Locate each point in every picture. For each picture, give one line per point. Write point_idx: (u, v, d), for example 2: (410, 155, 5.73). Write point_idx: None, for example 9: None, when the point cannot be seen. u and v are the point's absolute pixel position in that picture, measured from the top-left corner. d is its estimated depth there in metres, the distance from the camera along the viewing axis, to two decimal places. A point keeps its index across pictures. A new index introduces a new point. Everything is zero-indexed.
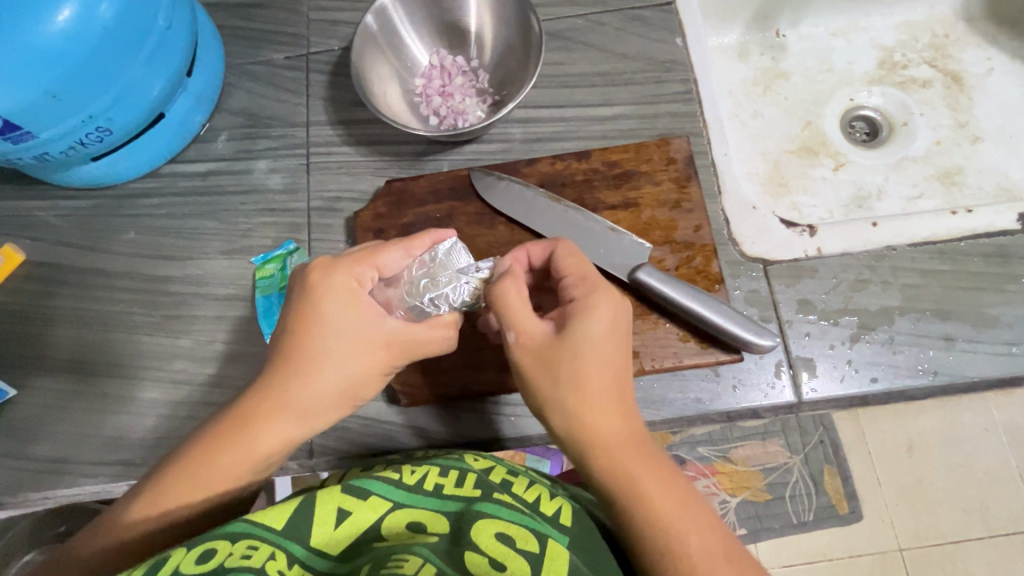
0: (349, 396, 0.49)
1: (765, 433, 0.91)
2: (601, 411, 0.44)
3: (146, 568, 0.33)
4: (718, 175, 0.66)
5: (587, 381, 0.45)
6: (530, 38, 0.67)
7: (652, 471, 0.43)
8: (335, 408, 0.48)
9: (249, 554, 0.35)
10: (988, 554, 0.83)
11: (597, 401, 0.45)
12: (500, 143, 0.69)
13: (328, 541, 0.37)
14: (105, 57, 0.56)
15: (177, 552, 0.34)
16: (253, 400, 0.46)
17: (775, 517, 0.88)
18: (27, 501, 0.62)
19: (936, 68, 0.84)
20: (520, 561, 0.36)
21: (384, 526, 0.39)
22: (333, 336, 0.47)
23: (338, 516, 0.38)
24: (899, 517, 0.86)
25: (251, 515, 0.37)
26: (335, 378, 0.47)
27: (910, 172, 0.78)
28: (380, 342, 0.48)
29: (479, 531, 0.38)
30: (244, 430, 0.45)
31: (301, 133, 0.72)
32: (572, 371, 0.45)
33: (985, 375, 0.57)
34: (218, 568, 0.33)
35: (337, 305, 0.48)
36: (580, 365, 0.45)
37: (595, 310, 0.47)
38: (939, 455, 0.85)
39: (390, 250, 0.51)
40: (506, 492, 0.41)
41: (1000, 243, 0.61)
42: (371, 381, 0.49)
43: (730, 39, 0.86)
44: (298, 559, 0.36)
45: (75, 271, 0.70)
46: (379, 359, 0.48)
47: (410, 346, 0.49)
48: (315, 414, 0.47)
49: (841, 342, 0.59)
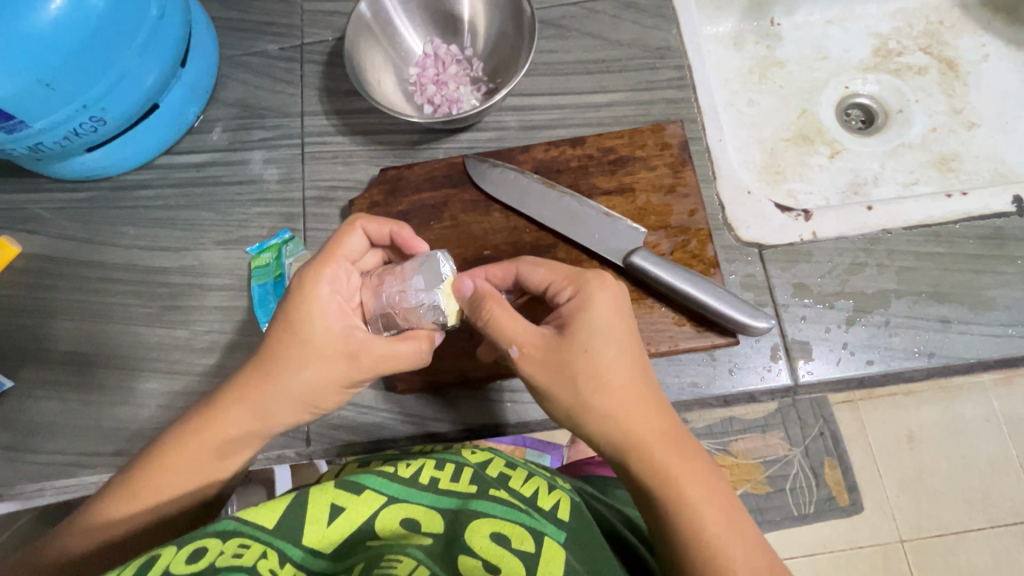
0: (313, 401, 0.47)
1: (765, 424, 0.80)
2: (621, 415, 0.43)
3: (134, 568, 0.31)
4: (713, 161, 0.66)
5: (600, 388, 0.43)
6: (524, 26, 0.67)
7: (688, 465, 0.43)
8: (291, 413, 0.47)
9: (240, 553, 0.33)
10: (989, 544, 0.75)
11: (616, 402, 0.43)
12: (495, 131, 0.69)
13: (321, 540, 0.36)
14: (99, 46, 0.56)
15: (166, 550, 0.33)
16: (221, 396, 0.47)
17: (777, 509, 0.78)
18: (26, 492, 0.62)
19: (931, 55, 0.84)
20: (515, 563, 0.36)
21: (378, 522, 0.38)
22: (296, 342, 0.46)
23: (332, 513, 0.37)
24: (899, 509, 0.78)
25: (239, 515, 0.36)
26: (294, 384, 0.46)
27: (906, 159, 0.78)
28: (342, 354, 0.47)
29: (473, 531, 0.37)
30: (210, 424, 0.46)
31: (295, 123, 0.73)
32: (592, 370, 0.44)
33: (983, 357, 0.57)
34: (209, 568, 0.32)
35: (304, 312, 0.46)
36: (590, 370, 0.44)
37: (595, 303, 0.45)
38: (939, 448, 0.78)
39: (352, 238, 0.50)
40: (502, 490, 0.41)
41: (996, 225, 0.61)
42: (334, 390, 0.47)
43: (726, 27, 0.86)
44: (291, 559, 0.35)
45: (72, 262, 0.70)
46: (338, 371, 0.47)
47: (375, 361, 0.47)
48: (277, 414, 0.47)
49: (837, 325, 0.59)
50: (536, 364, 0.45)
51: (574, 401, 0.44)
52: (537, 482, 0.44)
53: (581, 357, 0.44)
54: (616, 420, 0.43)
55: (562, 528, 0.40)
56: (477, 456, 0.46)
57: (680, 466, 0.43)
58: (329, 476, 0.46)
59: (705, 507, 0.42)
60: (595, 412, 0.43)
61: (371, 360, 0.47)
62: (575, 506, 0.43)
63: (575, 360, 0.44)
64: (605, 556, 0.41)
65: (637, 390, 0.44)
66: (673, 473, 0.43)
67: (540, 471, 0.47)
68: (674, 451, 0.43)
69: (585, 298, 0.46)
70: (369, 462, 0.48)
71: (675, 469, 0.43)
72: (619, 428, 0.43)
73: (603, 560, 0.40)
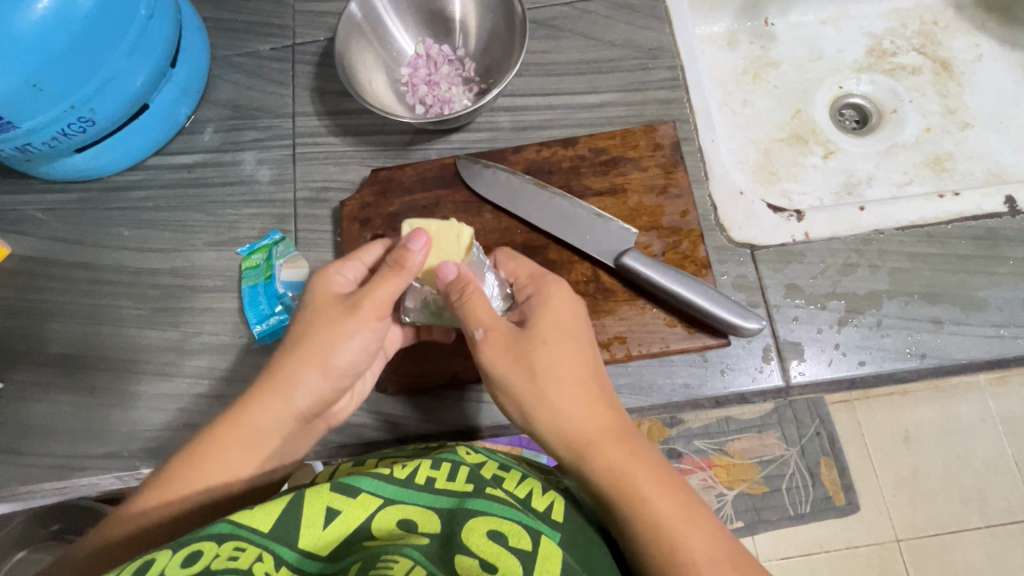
0: (331, 364, 0.49)
1: (762, 425, 0.78)
2: (568, 410, 0.45)
3: (132, 569, 0.31)
4: (705, 162, 0.66)
5: (557, 376, 0.46)
6: (515, 25, 0.67)
7: (638, 463, 0.43)
8: (302, 371, 0.48)
9: (236, 556, 0.33)
10: (987, 544, 0.75)
11: (563, 412, 0.45)
12: (487, 131, 0.69)
13: (317, 542, 0.36)
14: (86, 48, 0.56)
15: (162, 554, 0.32)
16: (257, 379, 0.48)
17: (772, 509, 0.77)
18: (16, 494, 0.62)
19: (926, 55, 0.84)
20: (512, 561, 0.36)
21: (374, 526, 0.37)
22: (301, 311, 0.52)
23: (327, 516, 0.36)
24: (897, 508, 0.77)
25: (235, 516, 0.35)
26: (310, 341, 0.49)
27: (900, 159, 0.78)
28: (341, 305, 0.50)
29: (470, 530, 0.37)
30: (253, 400, 0.47)
31: (287, 123, 0.72)
32: (542, 370, 0.46)
33: (975, 358, 0.57)
34: (204, 570, 0.31)
35: (312, 285, 0.53)
36: (537, 396, 0.45)
37: (553, 306, 0.50)
38: (939, 447, 0.77)
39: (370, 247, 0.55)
40: (498, 489, 0.41)
41: (988, 226, 0.61)
42: (350, 346, 0.49)
43: (720, 28, 0.86)
44: (287, 562, 0.35)
45: (63, 264, 0.70)
46: (345, 323, 0.49)
47: (370, 300, 0.49)
48: (300, 380, 0.48)
49: (829, 326, 0.59)
50: (493, 350, 0.47)
51: (529, 396, 0.46)
52: (531, 483, 0.43)
53: (536, 351, 0.47)
54: (566, 414, 0.45)
55: (557, 528, 0.40)
56: (472, 455, 0.44)
57: (632, 462, 0.43)
58: (323, 477, 0.46)
59: (655, 499, 0.41)
60: (545, 405, 0.45)
61: (366, 299, 0.49)
62: (570, 508, 0.43)
63: (530, 352, 0.47)
64: (600, 554, 0.41)
65: (582, 393, 0.46)
66: (622, 468, 0.43)
67: (534, 471, 0.47)
68: (623, 449, 0.44)
69: (544, 297, 0.51)
70: (363, 462, 0.48)
71: (624, 465, 0.43)
72: (575, 425, 0.45)
73: (599, 558, 0.41)
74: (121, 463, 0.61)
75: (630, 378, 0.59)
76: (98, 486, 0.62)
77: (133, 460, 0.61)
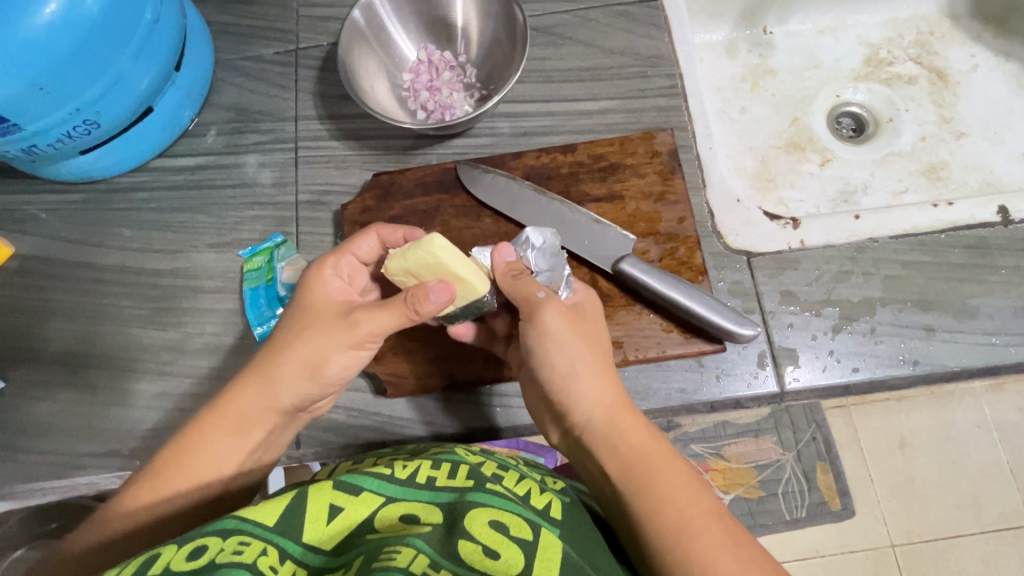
0: (322, 372, 0.49)
1: (758, 429, 0.79)
2: (602, 381, 0.49)
3: (137, 565, 0.32)
4: (703, 168, 0.66)
5: (595, 354, 0.50)
6: (516, 32, 0.67)
7: (657, 446, 0.46)
8: (297, 380, 0.49)
9: (240, 550, 0.33)
10: (980, 549, 0.76)
11: (600, 384, 0.48)
12: (488, 137, 0.69)
13: (321, 536, 0.36)
14: (93, 51, 0.57)
15: (168, 548, 0.33)
16: (245, 381, 0.49)
17: (769, 513, 0.78)
18: (17, 492, 0.62)
19: (922, 65, 0.85)
20: (514, 549, 0.37)
21: (377, 520, 0.37)
22: (300, 315, 0.51)
23: (331, 512, 0.37)
24: (892, 513, 0.78)
25: (239, 512, 0.36)
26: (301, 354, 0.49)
27: (896, 167, 0.79)
28: (337, 317, 0.50)
29: (472, 519, 0.37)
30: (241, 400, 0.48)
31: (290, 127, 0.73)
32: (584, 345, 0.50)
33: (966, 365, 0.57)
34: (209, 565, 0.32)
35: (308, 285, 0.52)
36: (579, 365, 0.49)
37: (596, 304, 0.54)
38: (928, 453, 0.78)
39: (362, 239, 0.55)
40: (498, 485, 0.41)
41: (980, 235, 0.62)
42: (342, 358, 0.50)
43: (719, 36, 0.86)
44: (291, 556, 0.35)
45: (65, 264, 0.70)
46: (341, 336, 0.49)
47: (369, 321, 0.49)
48: (290, 386, 0.49)
49: (823, 333, 0.59)
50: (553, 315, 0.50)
51: (572, 362, 0.49)
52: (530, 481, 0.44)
53: (582, 330, 0.51)
54: (600, 384, 0.48)
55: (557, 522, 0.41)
56: (472, 455, 0.45)
57: (652, 442, 0.46)
58: (323, 476, 0.47)
59: (672, 476, 0.44)
60: (581, 373, 0.49)
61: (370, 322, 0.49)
62: (568, 505, 0.43)
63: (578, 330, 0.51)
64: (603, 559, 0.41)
65: (614, 377, 0.49)
66: (642, 445, 0.46)
67: (532, 471, 0.47)
68: (645, 429, 0.47)
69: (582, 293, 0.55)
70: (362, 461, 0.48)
71: (645, 442, 0.46)
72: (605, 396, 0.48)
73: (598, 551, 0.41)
74: (122, 463, 0.62)
75: (627, 382, 0.60)
76: (97, 485, 0.62)
77: (134, 459, 0.62)
